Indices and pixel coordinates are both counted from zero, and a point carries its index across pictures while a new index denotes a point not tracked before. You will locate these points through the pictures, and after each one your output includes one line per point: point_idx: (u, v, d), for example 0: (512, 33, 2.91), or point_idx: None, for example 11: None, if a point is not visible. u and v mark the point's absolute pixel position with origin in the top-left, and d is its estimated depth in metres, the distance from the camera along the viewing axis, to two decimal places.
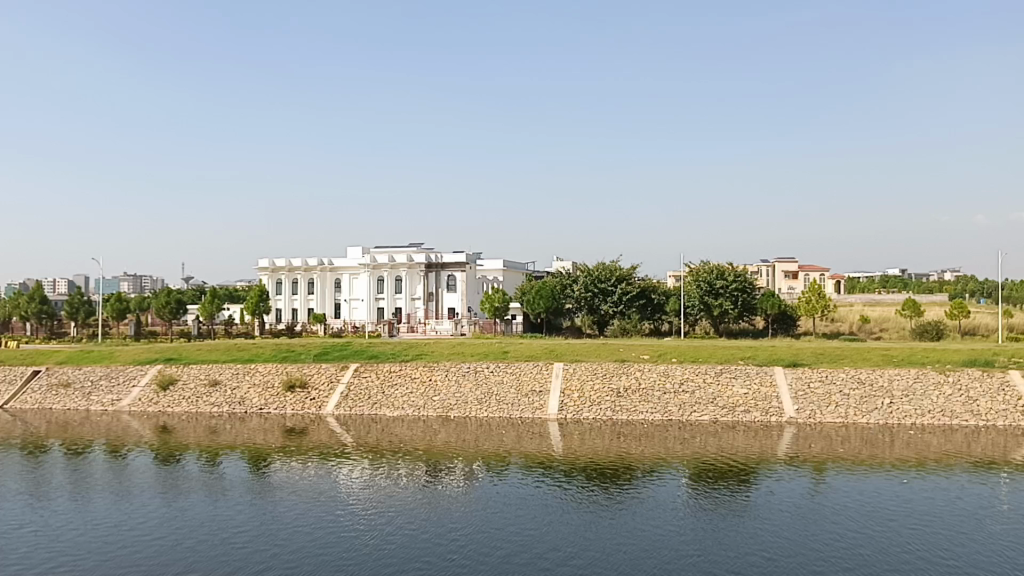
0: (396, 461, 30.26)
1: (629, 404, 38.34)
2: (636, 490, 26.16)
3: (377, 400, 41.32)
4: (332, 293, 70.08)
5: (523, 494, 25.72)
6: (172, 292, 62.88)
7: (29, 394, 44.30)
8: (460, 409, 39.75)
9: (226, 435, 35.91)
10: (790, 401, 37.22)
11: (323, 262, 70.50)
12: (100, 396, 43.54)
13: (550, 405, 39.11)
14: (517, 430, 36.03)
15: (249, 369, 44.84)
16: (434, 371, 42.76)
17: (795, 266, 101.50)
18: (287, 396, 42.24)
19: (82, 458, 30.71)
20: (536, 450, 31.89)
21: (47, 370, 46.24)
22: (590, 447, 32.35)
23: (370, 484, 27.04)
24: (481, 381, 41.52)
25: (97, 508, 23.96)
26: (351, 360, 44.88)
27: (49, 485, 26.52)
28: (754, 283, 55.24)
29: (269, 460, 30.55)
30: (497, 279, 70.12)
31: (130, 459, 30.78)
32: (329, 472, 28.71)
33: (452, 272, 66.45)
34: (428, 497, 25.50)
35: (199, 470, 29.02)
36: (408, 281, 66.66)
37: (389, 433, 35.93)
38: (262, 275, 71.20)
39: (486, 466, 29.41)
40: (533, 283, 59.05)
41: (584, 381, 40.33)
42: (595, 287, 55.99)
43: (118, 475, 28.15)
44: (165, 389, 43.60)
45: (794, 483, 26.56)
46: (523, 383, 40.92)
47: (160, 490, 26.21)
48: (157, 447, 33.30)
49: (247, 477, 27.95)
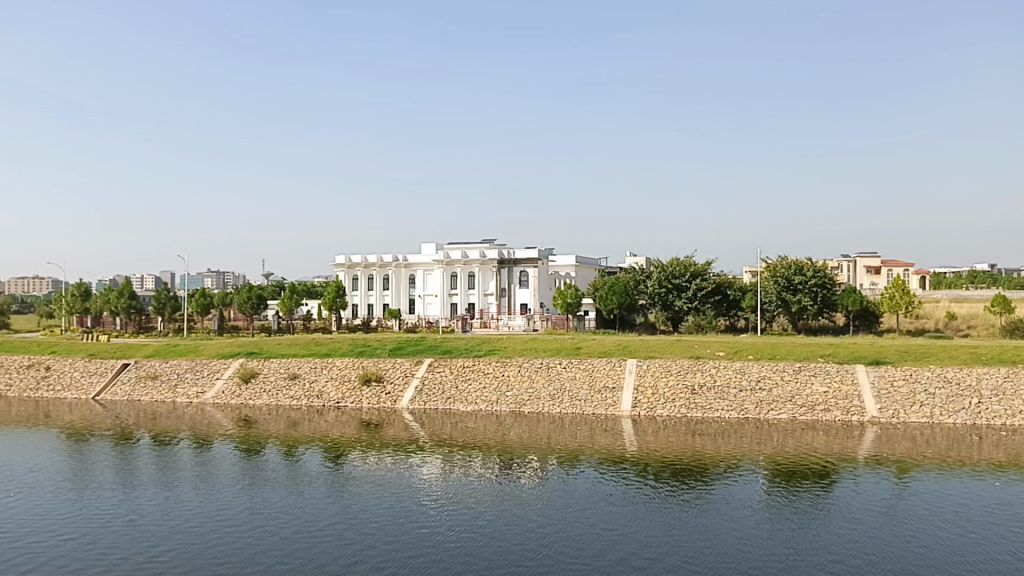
0: (469, 455, 30.56)
1: (704, 401, 37.85)
2: (710, 489, 25.83)
3: (451, 394, 41.77)
4: (407, 288, 71.02)
5: (595, 491, 25.64)
6: (253, 288, 64.65)
7: (120, 385, 46.22)
8: (533, 405, 39.91)
9: (305, 427, 36.85)
10: (872, 400, 36.15)
11: (398, 259, 71.50)
12: (185, 389, 45.15)
13: (623, 401, 38.93)
14: (589, 426, 35.93)
15: (326, 363, 45.81)
16: (507, 366, 42.93)
17: (877, 261, 98.49)
18: (363, 390, 43.06)
19: (169, 448, 31.94)
20: (608, 446, 31.80)
21: (136, 363, 48.14)
22: (663, 444, 32.04)
23: (443, 478, 27.38)
24: (554, 377, 41.51)
25: (180, 497, 24.82)
26: (425, 355, 45.42)
27: (136, 475, 27.59)
28: (835, 279, 53.78)
29: (344, 453, 31.21)
30: (570, 275, 69.94)
31: (212, 450, 31.84)
32: (402, 466, 29.10)
33: (524, 268, 66.60)
34: (500, 492, 25.64)
35: (279, 461, 29.88)
36: (481, 278, 67.15)
37: (462, 427, 36.30)
38: (339, 271, 72.62)
39: (556, 463, 29.39)
40: (606, 278, 58.73)
41: (658, 377, 39.95)
42: (670, 283, 55.36)
43: (200, 465, 29.14)
44: (246, 382, 44.95)
45: (874, 484, 25.88)
46: (596, 379, 40.76)
47: (239, 481, 27.01)
48: (239, 438, 34.40)
49: (323, 470, 28.57)
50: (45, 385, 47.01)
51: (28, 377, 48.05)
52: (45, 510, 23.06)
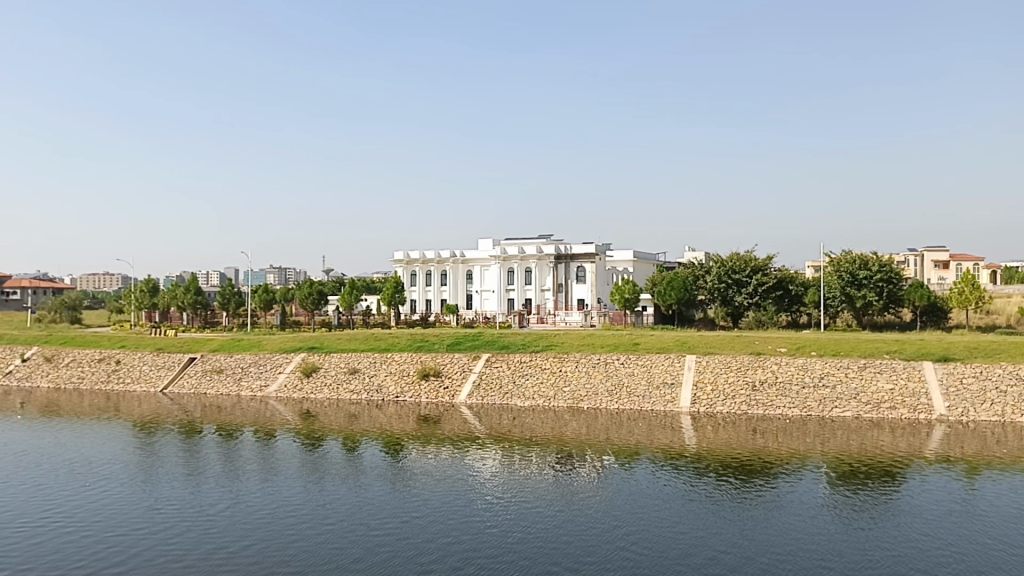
0: (527, 451, 30.63)
1: (766, 398, 37.27)
2: (771, 487, 25.46)
3: (508, 390, 41.92)
4: (464, 284, 71.38)
5: (654, 488, 25.47)
6: (314, 284, 65.72)
7: (187, 379, 47.47)
8: (590, 400, 39.82)
9: (364, 421, 37.39)
10: (940, 398, 35.18)
11: (455, 254, 71.90)
12: (249, 382, 46.20)
13: (682, 397, 38.62)
14: (648, 422, 35.72)
15: (386, 357, 46.34)
16: (565, 361, 42.85)
17: (945, 256, 95.70)
18: (422, 385, 43.47)
19: (234, 441, 32.69)
20: (667, 443, 31.54)
21: (202, 357, 49.38)
22: (722, 441, 31.65)
23: (502, 472, 27.54)
24: (611, 372, 41.32)
25: (244, 489, 25.40)
26: (483, 350, 45.58)
27: (201, 466, 28.31)
28: (901, 274, 52.37)
29: (403, 447, 31.51)
30: (627, 271, 69.54)
31: (276, 442, 32.51)
32: (460, 460, 29.30)
33: (582, 263, 66.38)
34: (559, 488, 25.66)
35: (340, 454, 30.38)
36: (537, 273, 67.17)
37: (520, 423, 36.40)
38: (397, 267, 73.32)
39: (614, 459, 29.26)
40: (665, 274, 58.22)
41: (718, 374, 39.44)
42: (729, 278, 54.64)
43: (265, 458, 29.76)
44: (308, 376, 45.76)
45: (941, 483, 25.28)
46: (655, 375, 40.44)
47: (301, 473, 27.51)
48: (301, 431, 35.06)
49: (383, 463, 28.92)
50: (115, 378, 48.51)
51: (99, 370, 49.63)
52: (116, 500, 23.85)
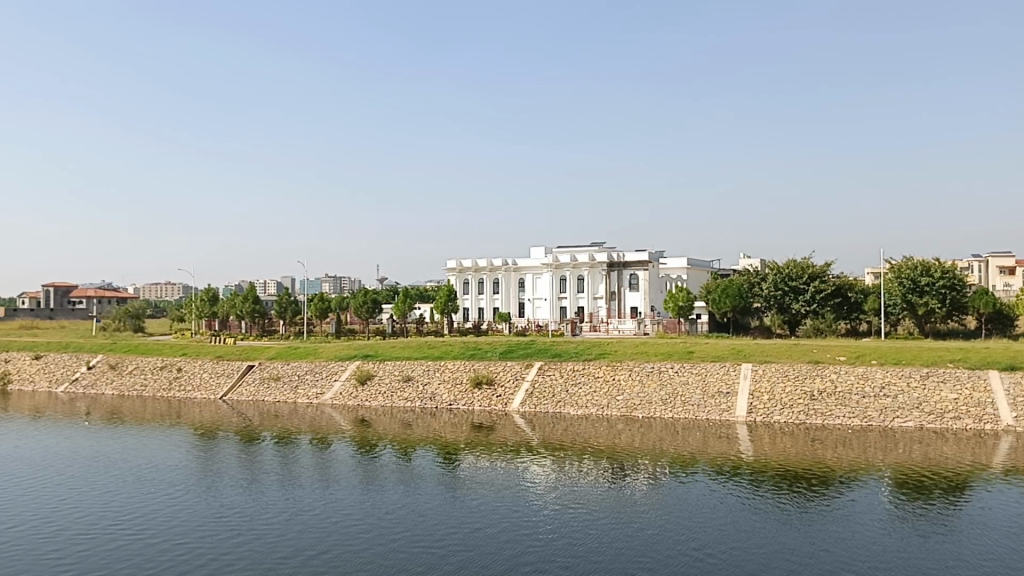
0: (577, 460, 30.54)
1: (825, 408, 36.51)
2: (829, 498, 24.92)
3: (561, 398, 41.87)
4: (516, 292, 71.58)
5: (706, 499, 25.10)
6: (368, 292, 66.58)
7: (246, 386, 48.50)
8: (644, 409, 39.52)
9: (418, 428, 37.73)
10: (1007, 408, 33.98)
11: (507, 262, 72.12)
12: (306, 389, 47.00)
13: (738, 406, 38.08)
14: (703, 432, 35.28)
15: (439, 365, 46.64)
16: (618, 370, 42.60)
17: (1012, 261, 92.58)
18: (475, 393, 43.69)
19: (290, 448, 33.28)
20: (722, 453, 31.15)
21: (260, 365, 50.35)
22: (779, 451, 31.14)
23: (552, 481, 27.52)
24: (665, 381, 40.93)
25: (299, 495, 25.90)
26: (536, 357, 45.54)
27: (256, 473, 28.90)
28: (965, 280, 50.85)
29: (455, 455, 31.70)
30: (681, 278, 68.94)
31: (329, 449, 33.02)
32: (509, 469, 29.36)
33: (634, 271, 66.01)
34: (610, 497, 25.51)
35: (393, 461, 30.74)
36: (590, 281, 67.02)
37: (573, 431, 36.32)
38: (450, 276, 73.84)
39: (666, 468, 29.01)
40: (719, 281, 57.55)
41: (775, 383, 38.71)
42: (786, 285, 53.76)
43: (317, 465, 30.25)
44: (363, 384, 46.33)
45: (1008, 496, 24.42)
46: (709, 383, 39.93)
47: (354, 481, 27.87)
48: (355, 438, 35.55)
49: (435, 471, 29.18)
50: (177, 386, 49.78)
51: (161, 377, 51.00)
52: (176, 506, 24.48)
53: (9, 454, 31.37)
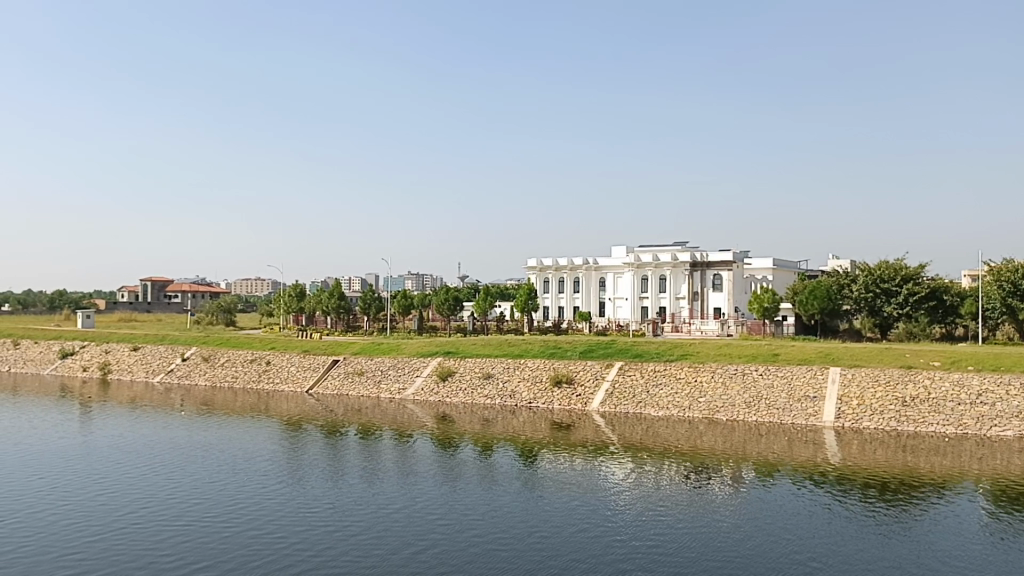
0: (657, 461, 30.26)
1: (917, 414, 35.22)
2: (920, 508, 24.02)
3: (642, 399, 41.54)
4: (597, 291, 71.30)
5: (790, 506, 24.50)
6: (450, 290, 67.21)
7: (331, 380, 49.68)
8: (727, 412, 38.87)
9: (498, 426, 37.99)
10: None
11: (588, 262, 71.85)
12: (389, 384, 47.86)
13: (825, 411, 37.07)
14: (788, 436, 34.46)
15: (519, 363, 46.82)
16: (700, 371, 41.98)
17: None
18: (555, 392, 43.73)
19: (373, 442, 33.98)
20: (807, 458, 30.42)
21: (345, 360, 51.45)
22: (867, 459, 30.16)
23: (631, 482, 27.34)
24: (749, 384, 40.12)
25: (382, 489, 26.42)
26: (616, 357, 45.23)
27: (340, 466, 29.61)
28: None
29: (535, 453, 31.85)
30: (767, 279, 67.50)
31: (411, 444, 33.58)
32: (587, 469, 29.28)
33: (718, 271, 64.90)
34: (690, 501, 25.17)
35: (474, 458, 31.06)
36: (672, 281, 66.24)
37: (653, 432, 35.99)
38: (530, 274, 74.01)
39: (749, 473, 28.48)
40: (807, 282, 56.16)
41: (864, 388, 37.49)
42: (877, 287, 52.11)
43: (400, 459, 30.82)
44: (444, 380, 46.89)
45: None
46: (796, 387, 38.95)
47: (434, 476, 28.23)
48: (436, 434, 36.06)
49: (514, 468, 29.42)
50: (266, 378, 51.34)
51: (251, 370, 52.64)
52: (265, 496, 25.23)
53: (109, 442, 32.91)
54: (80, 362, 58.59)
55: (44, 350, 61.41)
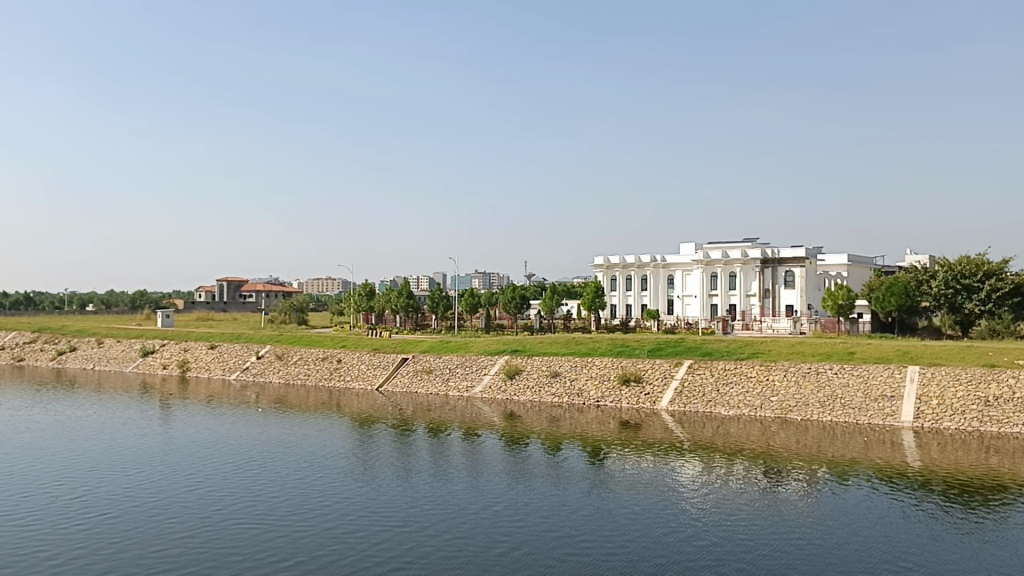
0: (729, 462, 29.75)
1: (1001, 415, 33.88)
2: (1007, 512, 23.06)
3: (711, 398, 40.94)
4: (665, 289, 70.63)
5: (866, 508, 23.84)
6: (517, 288, 67.26)
7: (400, 377, 50.27)
8: (800, 411, 38.06)
9: (565, 424, 37.93)
10: None
11: (656, 259, 71.17)
12: (457, 382, 48.20)
13: (903, 411, 35.97)
14: (865, 437, 33.53)
15: (586, 362, 46.63)
16: (772, 370, 41.15)
17: None
18: (623, 390, 43.43)
19: (441, 440, 34.25)
20: (885, 460, 29.56)
21: (413, 358, 51.97)
22: (948, 460, 29.16)
23: (702, 483, 26.97)
24: (823, 383, 39.18)
25: (450, 487, 26.59)
26: (685, 356, 44.64)
27: (411, 464, 29.93)
28: None
29: (604, 452, 31.64)
30: (841, 276, 65.82)
31: (479, 443, 33.74)
32: (658, 468, 28.98)
33: (790, 267, 63.56)
34: (763, 502, 24.67)
35: (542, 456, 31.07)
36: (742, 278, 65.15)
37: (724, 432, 35.46)
38: (597, 272, 73.62)
39: (824, 474, 27.80)
40: (883, 278, 54.69)
41: (944, 387, 36.24)
42: (958, 283, 50.41)
43: (469, 458, 31.01)
44: (511, 378, 47.02)
45: None
46: (872, 387, 37.87)
47: (502, 475, 28.33)
48: (504, 432, 36.16)
49: (583, 467, 29.30)
50: (337, 376, 52.20)
51: (322, 368, 53.59)
52: (338, 492, 25.67)
53: (190, 438, 33.95)
54: (159, 360, 60.47)
55: (126, 349, 63.53)
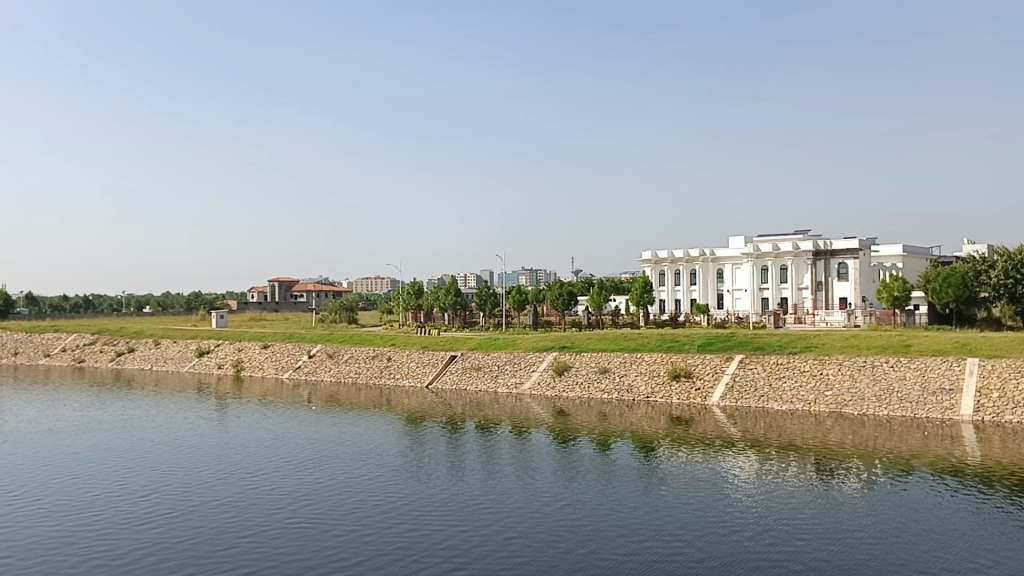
0: (784, 458, 29.33)
1: None
2: None
3: (764, 393, 40.41)
4: (714, 283, 69.90)
5: (928, 504, 23.28)
6: (564, 285, 67.08)
7: (450, 374, 50.55)
8: (856, 406, 37.40)
9: (616, 420, 37.77)
10: None
11: (705, 253, 70.45)
12: (506, 379, 48.30)
13: (963, 404, 35.09)
14: (924, 431, 32.78)
15: (635, 357, 46.35)
16: (826, 364, 40.42)
17: None
18: (673, 386, 43.10)
19: (492, 437, 34.35)
20: (945, 454, 28.88)
21: (462, 355, 52.15)
22: (1011, 454, 28.37)
23: (757, 479, 26.63)
24: (879, 376, 38.39)
25: (503, 484, 26.64)
26: (736, 350, 44.08)
27: (463, 461, 30.08)
28: None
29: (655, 448, 31.43)
30: (895, 267, 64.46)
31: (530, 440, 33.72)
32: (711, 465, 28.67)
33: (843, 260, 62.46)
34: (820, 498, 24.27)
35: (593, 453, 30.99)
36: (794, 271, 64.18)
37: (777, 427, 34.97)
38: (645, 267, 73.20)
39: (882, 469, 27.25)
40: (941, 269, 53.36)
41: (1006, 379, 35.23)
42: (1017, 273, 49.46)
43: (521, 454, 31.05)
44: (560, 374, 46.97)
45: None
46: (930, 380, 36.99)
47: (554, 471, 28.27)
48: (554, 428, 36.17)
49: (635, 463, 29.15)
50: (387, 374, 52.66)
51: (373, 366, 54.11)
52: (391, 490, 25.88)
53: (247, 437, 34.56)
54: (215, 360, 61.63)
55: (182, 349, 64.84)
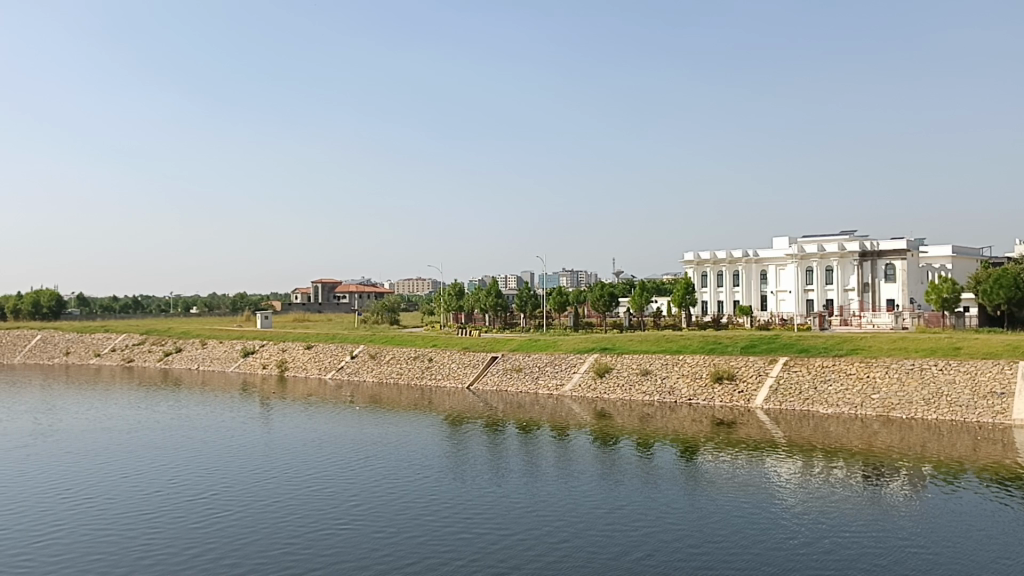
0: (829, 461, 28.91)
1: None
2: None
3: (809, 396, 39.84)
4: (758, 284, 69.12)
5: (979, 511, 22.76)
6: (605, 286, 66.78)
7: (491, 375, 50.66)
8: (904, 409, 36.68)
9: (657, 423, 37.53)
10: None
11: (748, 254, 69.72)
12: (547, 380, 48.27)
13: (1015, 408, 34.23)
14: (973, 436, 32.04)
15: (677, 359, 45.97)
16: (872, 366, 39.71)
17: None
18: (716, 388, 42.69)
19: (533, 438, 34.37)
20: (996, 459, 28.21)
21: (503, 356, 52.22)
22: None
23: (802, 483, 26.28)
24: (928, 380, 37.59)
25: (543, 486, 26.61)
26: (780, 352, 43.51)
27: (504, 462, 30.12)
28: None
29: (697, 451, 31.19)
30: (944, 268, 63.16)
31: (571, 441, 33.66)
32: (755, 468, 28.34)
33: (890, 261, 61.33)
34: (866, 504, 23.86)
35: (635, 455, 30.84)
36: (840, 273, 63.18)
37: (822, 431, 34.47)
38: (687, 268, 72.63)
39: (931, 474, 26.70)
40: (992, 270, 51.97)
41: None
42: None
43: (562, 456, 31.00)
44: (601, 376, 46.78)
45: None
46: (980, 383, 36.13)
47: (595, 474, 28.16)
48: (595, 430, 36.06)
49: (677, 466, 28.94)
50: (429, 375, 52.89)
51: (414, 367, 54.40)
52: (432, 491, 25.99)
53: (291, 436, 35.02)
54: (259, 360, 62.48)
55: (228, 350, 65.81)
